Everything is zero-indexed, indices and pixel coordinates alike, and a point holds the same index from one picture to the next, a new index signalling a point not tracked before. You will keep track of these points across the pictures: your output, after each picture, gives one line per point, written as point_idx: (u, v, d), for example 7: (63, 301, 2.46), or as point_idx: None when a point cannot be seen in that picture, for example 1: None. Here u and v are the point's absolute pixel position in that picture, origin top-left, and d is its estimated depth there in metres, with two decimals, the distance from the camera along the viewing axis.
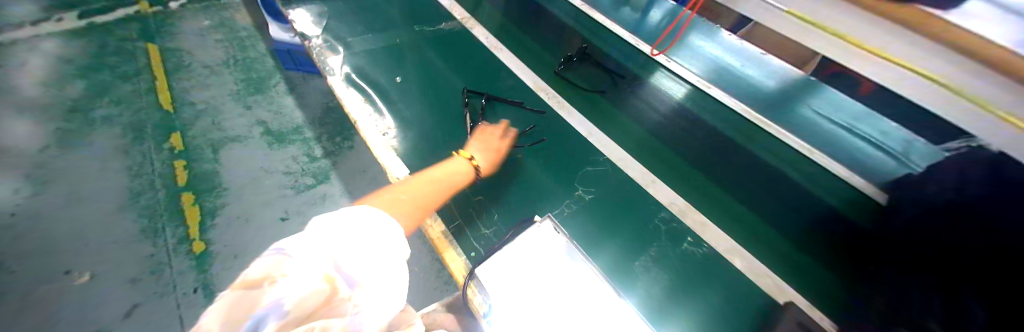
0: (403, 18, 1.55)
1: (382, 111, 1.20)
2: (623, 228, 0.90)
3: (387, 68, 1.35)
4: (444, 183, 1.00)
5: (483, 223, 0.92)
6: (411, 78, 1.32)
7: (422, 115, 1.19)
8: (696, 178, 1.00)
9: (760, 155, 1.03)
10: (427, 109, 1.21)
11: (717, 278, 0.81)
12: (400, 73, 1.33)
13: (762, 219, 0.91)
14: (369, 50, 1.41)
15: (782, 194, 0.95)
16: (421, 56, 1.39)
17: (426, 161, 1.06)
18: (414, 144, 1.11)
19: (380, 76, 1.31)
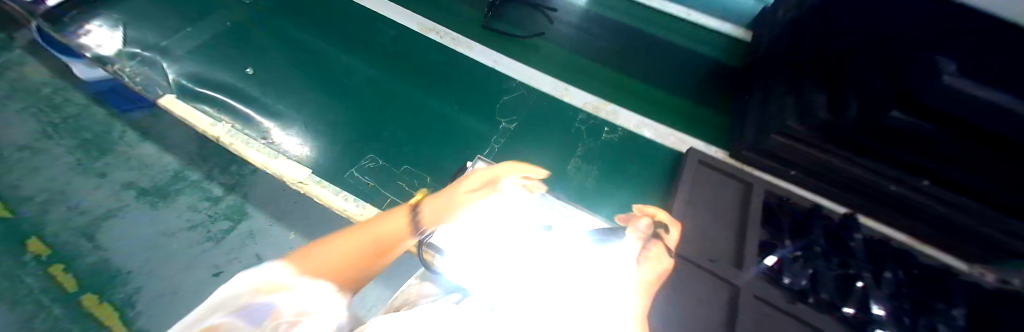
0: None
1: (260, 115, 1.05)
2: (547, 141, 0.96)
3: (240, 65, 1.13)
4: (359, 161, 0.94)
5: (415, 186, 0.91)
6: (272, 66, 1.13)
7: (306, 101, 1.06)
8: (594, 66, 1.05)
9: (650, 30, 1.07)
10: (308, 96, 1.07)
11: (634, 153, 0.94)
12: (256, 65, 1.14)
13: (657, 87, 1.02)
14: (204, 49, 1.16)
15: (669, 56, 1.04)
16: (276, 37, 1.18)
17: (331, 147, 0.97)
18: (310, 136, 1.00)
19: (237, 76, 1.11)
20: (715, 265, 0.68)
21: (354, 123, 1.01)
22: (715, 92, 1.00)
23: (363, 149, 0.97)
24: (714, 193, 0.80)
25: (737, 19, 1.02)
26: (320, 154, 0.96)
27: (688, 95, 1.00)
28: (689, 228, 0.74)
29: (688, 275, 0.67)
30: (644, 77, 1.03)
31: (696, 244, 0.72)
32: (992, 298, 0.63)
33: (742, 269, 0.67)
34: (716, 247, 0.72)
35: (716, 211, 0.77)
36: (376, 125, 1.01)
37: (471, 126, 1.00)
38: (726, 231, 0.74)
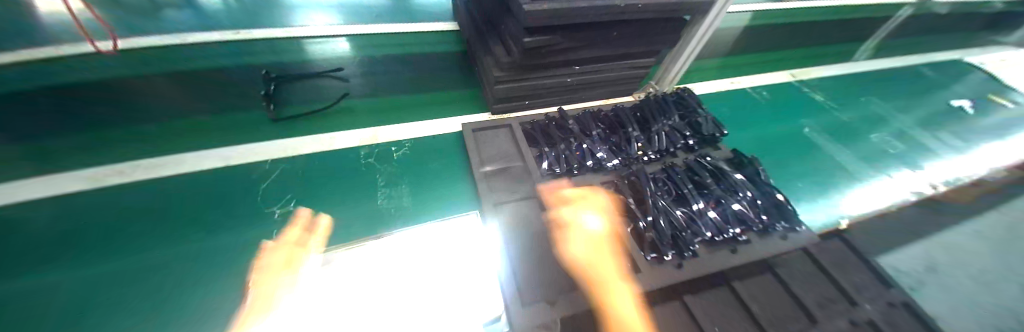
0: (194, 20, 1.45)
1: (196, 110, 1.15)
2: (431, 178, 1.07)
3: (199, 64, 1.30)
4: (254, 177, 0.99)
5: (290, 210, 0.92)
6: (233, 59, 1.34)
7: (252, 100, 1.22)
8: (503, 93, 1.15)
9: (562, 56, 1.06)
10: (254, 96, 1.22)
11: (522, 176, 1.02)
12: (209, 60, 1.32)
13: (544, 117, 1.19)
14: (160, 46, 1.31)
15: (561, 95, 1.24)
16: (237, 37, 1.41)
17: (229, 162, 1.01)
18: (231, 140, 1.08)
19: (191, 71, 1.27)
20: (599, 286, 0.76)
21: (277, 136, 1.12)
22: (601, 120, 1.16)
23: (265, 161, 1.04)
24: (591, 220, 0.92)
25: (627, 63, 1.20)
26: (221, 170, 0.99)
27: (571, 133, 1.11)
28: (576, 253, 0.84)
29: (575, 297, 0.74)
30: (535, 111, 1.27)
31: (585, 270, 0.81)
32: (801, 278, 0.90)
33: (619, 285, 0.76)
34: (606, 268, 0.82)
35: (600, 235, 0.89)
36: (293, 136, 1.13)
37: (379, 149, 1.12)
38: (614, 254, 0.85)
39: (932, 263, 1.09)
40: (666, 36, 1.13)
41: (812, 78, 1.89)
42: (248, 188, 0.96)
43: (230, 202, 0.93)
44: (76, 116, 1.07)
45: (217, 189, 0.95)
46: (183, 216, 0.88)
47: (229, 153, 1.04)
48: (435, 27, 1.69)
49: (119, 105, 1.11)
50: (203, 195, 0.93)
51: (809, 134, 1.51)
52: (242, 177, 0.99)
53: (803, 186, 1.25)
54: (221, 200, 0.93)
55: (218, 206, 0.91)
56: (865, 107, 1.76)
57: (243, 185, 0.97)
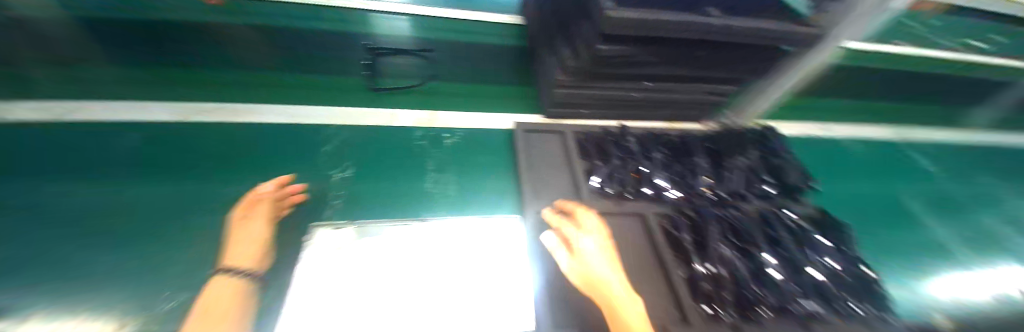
0: None
1: (269, 66, 1.23)
2: (478, 171, 1.05)
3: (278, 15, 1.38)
4: (317, 139, 1.02)
5: (347, 174, 0.95)
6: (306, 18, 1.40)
7: (319, 67, 1.27)
8: (562, 97, 1.09)
9: (634, 69, 0.98)
10: (317, 63, 1.27)
11: (569, 189, 0.96)
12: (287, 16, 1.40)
13: (603, 130, 1.12)
14: None
15: (624, 111, 1.15)
16: None
17: (295, 121, 1.06)
18: (295, 101, 1.14)
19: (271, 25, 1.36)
20: None
21: (337, 104, 1.15)
22: (669, 145, 1.07)
23: (327, 125, 1.07)
24: (639, 253, 0.83)
25: (706, 88, 1.09)
26: (285, 126, 1.04)
27: (630, 152, 1.03)
28: None
29: None
30: (591, 122, 1.18)
31: None
32: None
33: None
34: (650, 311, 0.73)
35: (647, 271, 0.80)
36: (359, 106, 1.16)
37: (432, 133, 1.12)
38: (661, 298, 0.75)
39: None
40: (757, 65, 1.01)
41: (915, 141, 1.62)
42: (310, 147, 1.00)
43: (291, 158, 0.96)
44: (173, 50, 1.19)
45: (282, 144, 0.99)
46: (249, 162, 0.93)
47: (294, 112, 1.09)
48: (500, 17, 1.66)
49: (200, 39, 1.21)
50: (269, 148, 0.98)
51: (904, 203, 1.29)
52: (308, 136, 1.03)
53: (891, 261, 1.06)
54: (285, 154, 0.97)
55: (280, 161, 0.96)
56: (981, 187, 1.47)
57: (306, 144, 1.01)
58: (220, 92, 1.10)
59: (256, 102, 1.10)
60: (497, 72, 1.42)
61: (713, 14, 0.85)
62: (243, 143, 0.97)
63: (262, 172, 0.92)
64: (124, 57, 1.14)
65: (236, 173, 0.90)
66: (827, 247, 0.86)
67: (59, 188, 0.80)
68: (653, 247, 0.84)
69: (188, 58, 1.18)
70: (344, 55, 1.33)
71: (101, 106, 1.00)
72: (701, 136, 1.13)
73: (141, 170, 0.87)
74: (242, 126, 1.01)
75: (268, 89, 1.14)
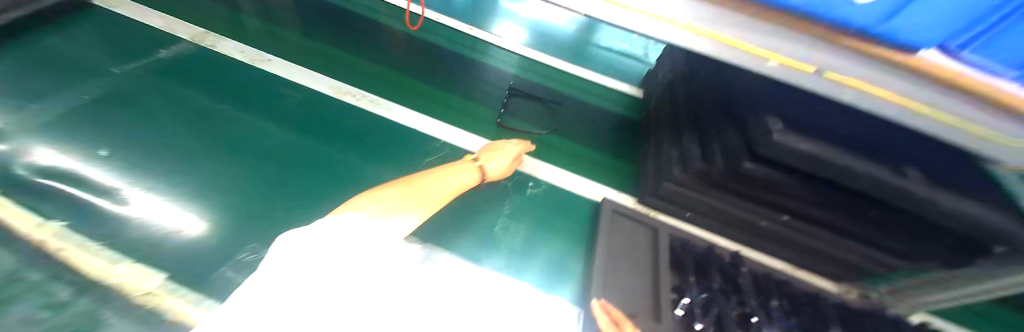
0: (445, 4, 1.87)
1: (407, 69, 1.41)
2: (551, 234, 0.98)
3: (432, 34, 1.63)
4: (422, 149, 1.11)
5: None
6: (451, 42, 1.62)
7: (445, 82, 1.41)
8: (668, 192, 0.98)
9: (771, 196, 0.84)
10: (444, 78, 1.42)
11: (647, 300, 0.82)
12: (438, 36, 1.63)
13: (703, 245, 0.96)
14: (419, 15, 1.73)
15: (736, 232, 0.99)
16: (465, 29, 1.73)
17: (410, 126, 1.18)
18: (415, 106, 1.27)
19: (423, 38, 1.59)
20: None
21: (446, 121, 1.24)
22: (786, 298, 0.87)
23: (433, 139, 1.16)
24: None
25: (854, 248, 0.88)
26: (400, 128, 1.17)
27: (737, 287, 0.85)
28: None
29: None
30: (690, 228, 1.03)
31: None
32: None
33: None
34: None
35: None
36: (464, 130, 1.23)
37: (519, 176, 1.10)
38: None
39: None
40: (942, 252, 0.79)
41: None
42: (413, 155, 1.09)
43: (395, 158, 1.07)
44: (350, 39, 1.48)
45: (392, 144, 1.11)
46: (365, 151, 1.07)
47: (412, 117, 1.22)
48: (618, 88, 1.67)
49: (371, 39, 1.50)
50: (382, 143, 1.10)
51: None
52: (416, 145, 1.12)
53: None
54: (391, 154, 1.08)
55: (386, 158, 1.06)
56: None
57: (411, 151, 1.10)
58: (367, 82, 1.31)
59: (386, 99, 1.26)
60: (600, 137, 1.38)
61: (911, 174, 0.68)
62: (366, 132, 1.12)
63: (369, 163, 1.03)
64: (318, 34, 1.45)
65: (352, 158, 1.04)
66: None
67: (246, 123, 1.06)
68: None
69: (356, 48, 1.44)
70: (469, 79, 1.46)
71: (288, 67, 1.28)
72: (835, 305, 0.88)
73: (292, 128, 1.08)
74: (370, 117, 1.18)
75: (400, 91, 1.31)
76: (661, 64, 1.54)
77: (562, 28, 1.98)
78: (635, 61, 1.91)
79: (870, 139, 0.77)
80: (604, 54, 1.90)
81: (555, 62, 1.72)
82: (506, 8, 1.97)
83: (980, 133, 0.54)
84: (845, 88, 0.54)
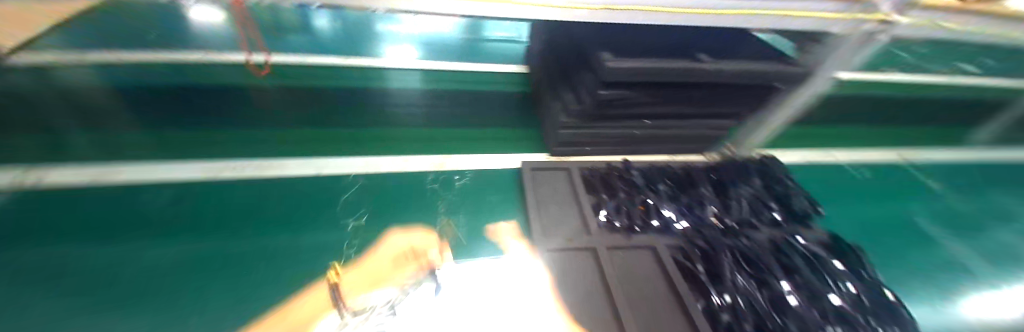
0: (311, 48, 1.81)
1: (295, 121, 1.34)
2: (489, 210, 1.08)
3: (310, 78, 1.58)
4: (338, 187, 1.09)
5: (362, 223, 0.98)
6: (332, 79, 1.59)
7: (341, 119, 1.38)
8: (567, 137, 1.15)
9: (634, 110, 1.06)
10: (338, 115, 1.40)
11: (580, 225, 0.99)
12: (317, 78, 1.59)
13: (606, 165, 1.17)
14: (286, 63, 1.64)
15: (628, 146, 1.21)
16: (342, 62, 1.71)
17: (319, 171, 1.14)
18: (317, 152, 1.22)
19: (301, 85, 1.53)
20: None
21: (357, 154, 1.23)
22: (674, 178, 1.11)
23: (347, 174, 1.14)
24: (653, 285, 0.84)
25: (702, 123, 1.15)
26: (308, 177, 1.11)
27: (635, 186, 1.08)
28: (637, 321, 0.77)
29: None
30: (596, 158, 1.23)
31: None
32: None
33: None
34: None
35: (667, 305, 0.81)
36: (379, 155, 1.23)
37: (443, 176, 1.17)
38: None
39: None
40: (751, 101, 1.08)
41: (921, 160, 1.63)
42: (330, 195, 1.06)
43: (311, 204, 1.02)
44: (212, 111, 1.33)
45: (302, 194, 1.05)
46: (276, 214, 0.98)
47: (317, 163, 1.17)
48: (505, 69, 1.84)
49: (242, 104, 1.38)
50: (292, 199, 1.03)
51: (923, 225, 1.27)
52: (329, 186, 1.09)
53: (918, 284, 1.02)
54: (305, 203, 1.03)
55: (301, 211, 1.00)
56: (997, 204, 1.45)
57: (328, 192, 1.07)
58: (254, 147, 1.20)
59: (281, 157, 1.18)
60: (504, 115, 1.52)
61: (705, 59, 0.93)
62: (267, 195, 1.04)
63: (287, 224, 0.96)
64: (168, 119, 1.27)
65: (267, 224, 0.96)
66: (841, 270, 0.86)
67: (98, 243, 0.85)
68: (668, 281, 0.85)
69: (228, 117, 1.31)
70: (367, 109, 1.46)
71: (142, 165, 1.09)
72: (703, 166, 1.16)
73: (166, 233, 0.90)
74: (267, 179, 1.09)
75: (295, 144, 1.23)
76: (532, 38, 1.74)
77: (436, 34, 2.10)
78: (510, 43, 2.13)
79: (676, 43, 1.02)
80: (482, 44, 2.07)
81: (442, 65, 1.78)
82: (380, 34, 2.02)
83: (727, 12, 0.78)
84: (634, 13, 0.77)
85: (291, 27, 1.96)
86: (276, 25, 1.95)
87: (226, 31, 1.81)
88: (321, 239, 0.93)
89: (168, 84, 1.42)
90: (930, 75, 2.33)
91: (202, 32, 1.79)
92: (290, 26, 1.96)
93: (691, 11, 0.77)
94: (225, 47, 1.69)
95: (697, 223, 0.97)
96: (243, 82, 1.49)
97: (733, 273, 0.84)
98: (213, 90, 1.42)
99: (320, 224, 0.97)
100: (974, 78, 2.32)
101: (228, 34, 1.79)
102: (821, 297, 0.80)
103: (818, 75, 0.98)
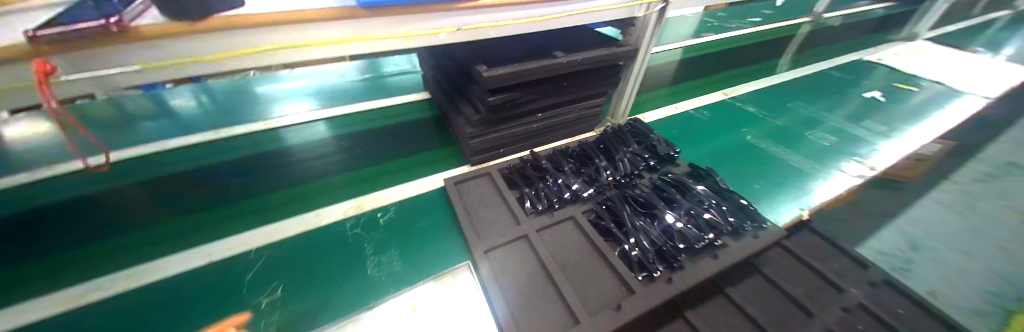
0: (178, 130, 1.60)
1: (172, 212, 1.17)
2: (417, 237, 1.10)
3: (183, 163, 1.40)
4: (240, 269, 0.99)
5: (277, 296, 0.92)
6: (213, 156, 1.43)
7: (236, 194, 1.25)
8: (478, 145, 1.25)
9: (523, 107, 1.21)
10: (229, 191, 1.26)
11: (508, 219, 1.08)
12: (192, 160, 1.41)
13: (518, 160, 1.31)
14: (147, 154, 1.42)
15: (531, 140, 1.36)
16: (220, 135, 1.54)
17: (210, 260, 1.01)
18: (212, 237, 1.08)
19: (174, 172, 1.34)
20: (600, 316, 0.79)
21: (264, 225, 1.13)
22: (574, 154, 1.29)
23: (248, 251, 1.04)
24: (580, 250, 0.97)
25: (582, 104, 1.36)
26: (195, 271, 0.98)
27: (546, 171, 1.22)
28: (571, 283, 0.89)
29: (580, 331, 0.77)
30: (508, 158, 1.36)
31: (584, 301, 0.85)
32: (798, 269, 0.98)
33: (619, 311, 0.80)
34: (602, 295, 0.86)
35: (594, 262, 0.94)
36: (292, 218, 1.16)
37: (364, 218, 1.16)
38: (608, 280, 0.89)
39: (911, 243, 1.23)
40: (608, 79, 1.32)
41: (744, 93, 2.16)
42: (238, 277, 0.96)
43: (213, 296, 0.92)
44: (47, 234, 1.07)
45: (204, 288, 0.94)
46: (171, 324, 0.86)
47: (212, 251, 1.03)
48: (407, 99, 1.88)
49: (93, 213, 1.15)
50: (188, 300, 0.91)
51: (754, 141, 1.71)
52: (230, 270, 0.98)
53: (761, 186, 1.40)
54: (211, 295, 0.92)
55: (211, 307, 0.89)
56: (793, 110, 2.03)
57: (233, 275, 0.97)
58: (125, 256, 1.01)
59: (162, 258, 1.01)
60: (417, 142, 1.55)
61: (560, 55, 1.12)
62: (157, 307, 0.89)
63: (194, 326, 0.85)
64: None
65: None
66: (704, 188, 1.11)
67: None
68: (590, 242, 0.99)
69: (75, 234, 1.07)
70: (264, 175, 1.34)
71: None
72: (592, 140, 1.37)
73: None
74: (147, 290, 0.93)
75: (180, 237, 1.08)
76: (423, 66, 1.82)
77: (326, 83, 2.04)
78: (405, 75, 2.17)
79: (538, 47, 1.22)
80: (377, 81, 2.07)
81: (340, 111, 1.74)
82: (261, 96, 1.88)
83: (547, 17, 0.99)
84: (481, 30, 0.91)
85: (143, 113, 1.70)
86: (123, 115, 1.67)
87: (48, 136, 1.49)
88: (246, 326, 0.85)
89: None
90: (735, 29, 3.10)
91: (9, 145, 1.43)
92: (142, 112, 1.70)
93: (523, 20, 0.95)
94: (52, 155, 1.38)
95: (597, 188, 1.14)
96: (90, 190, 1.24)
97: (634, 218, 1.01)
98: (48, 209, 1.16)
99: (238, 310, 0.89)
100: (760, 25, 3.15)
101: (51, 139, 1.46)
102: (695, 213, 1.02)
103: (640, 50, 1.22)
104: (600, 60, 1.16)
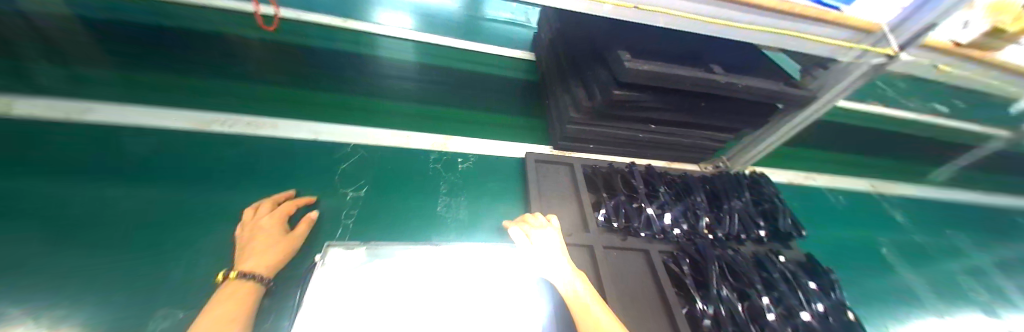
0: (313, 8, 1.73)
1: (289, 79, 1.28)
2: (485, 195, 1.07)
3: (309, 38, 1.51)
4: (331, 156, 1.05)
5: (360, 194, 0.96)
6: (333, 42, 1.53)
7: (341, 85, 1.33)
8: (573, 133, 1.16)
9: (642, 113, 1.08)
10: (337, 80, 1.35)
11: (580, 221, 1.01)
12: (316, 39, 1.52)
13: (607, 164, 1.19)
14: (285, 20, 1.57)
15: (630, 148, 1.23)
16: (344, 25, 1.64)
17: (316, 136, 1.09)
18: (312, 115, 1.16)
19: (300, 44, 1.46)
20: None
21: (357, 124, 1.18)
22: (672, 183, 1.14)
23: (343, 142, 1.10)
24: (644, 288, 0.89)
25: (706, 133, 1.18)
26: (298, 141, 1.06)
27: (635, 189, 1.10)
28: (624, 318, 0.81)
29: None
30: (597, 156, 1.24)
31: None
32: None
33: None
34: None
35: (653, 308, 0.85)
36: (381, 127, 1.20)
37: (447, 156, 1.16)
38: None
39: None
40: (754, 118, 1.12)
41: (891, 194, 1.74)
42: (327, 161, 1.03)
43: (300, 168, 0.99)
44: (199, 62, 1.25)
45: (296, 158, 1.02)
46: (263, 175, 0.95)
47: (311, 127, 1.12)
48: (513, 54, 1.81)
49: (234, 56, 1.31)
50: (282, 162, 1.00)
51: (887, 253, 1.38)
52: (322, 153, 1.05)
53: (877, 312, 1.13)
54: (299, 167, 1.00)
55: (298, 177, 0.97)
56: (953, 239, 1.60)
57: (324, 158, 1.04)
58: (245, 102, 1.14)
59: (272, 116, 1.12)
60: (509, 102, 1.50)
61: (718, 71, 0.95)
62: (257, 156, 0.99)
63: (280, 185, 0.94)
64: (145, 64, 1.17)
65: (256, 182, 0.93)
66: (814, 289, 0.93)
67: (90, 189, 0.83)
68: (657, 284, 0.90)
69: (217, 68, 1.24)
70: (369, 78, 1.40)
71: (122, 108, 1.01)
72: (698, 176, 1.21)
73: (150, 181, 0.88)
74: (253, 139, 1.04)
75: (289, 104, 1.18)
76: (543, 26, 1.71)
77: (445, 9, 2.04)
78: (518, 28, 2.08)
79: (687, 52, 1.05)
80: (491, 25, 2.03)
81: (449, 42, 1.74)
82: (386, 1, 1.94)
83: (737, 26, 0.78)
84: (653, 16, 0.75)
85: None
86: None
87: None
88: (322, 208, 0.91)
89: (155, 28, 1.34)
90: (912, 112, 2.46)
91: None
92: None
93: (706, 19, 0.76)
94: None
95: (688, 232, 1.01)
96: (237, 35, 1.41)
97: (722, 286, 0.87)
98: (206, 39, 1.35)
99: (319, 190, 0.95)
100: (946, 120, 2.48)
101: None
102: (795, 313, 0.85)
103: (818, 100, 0.99)
104: (764, 94, 0.96)
